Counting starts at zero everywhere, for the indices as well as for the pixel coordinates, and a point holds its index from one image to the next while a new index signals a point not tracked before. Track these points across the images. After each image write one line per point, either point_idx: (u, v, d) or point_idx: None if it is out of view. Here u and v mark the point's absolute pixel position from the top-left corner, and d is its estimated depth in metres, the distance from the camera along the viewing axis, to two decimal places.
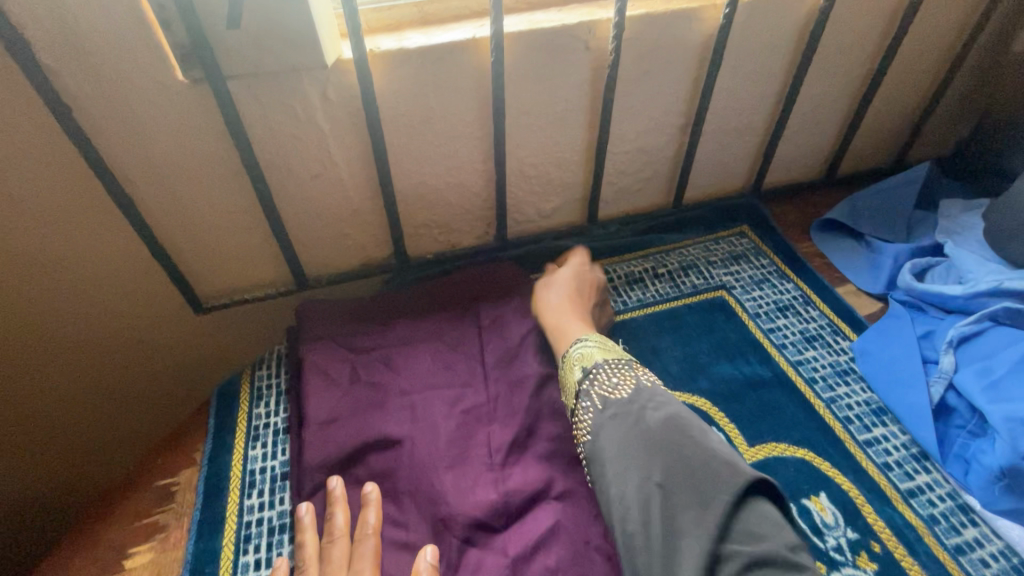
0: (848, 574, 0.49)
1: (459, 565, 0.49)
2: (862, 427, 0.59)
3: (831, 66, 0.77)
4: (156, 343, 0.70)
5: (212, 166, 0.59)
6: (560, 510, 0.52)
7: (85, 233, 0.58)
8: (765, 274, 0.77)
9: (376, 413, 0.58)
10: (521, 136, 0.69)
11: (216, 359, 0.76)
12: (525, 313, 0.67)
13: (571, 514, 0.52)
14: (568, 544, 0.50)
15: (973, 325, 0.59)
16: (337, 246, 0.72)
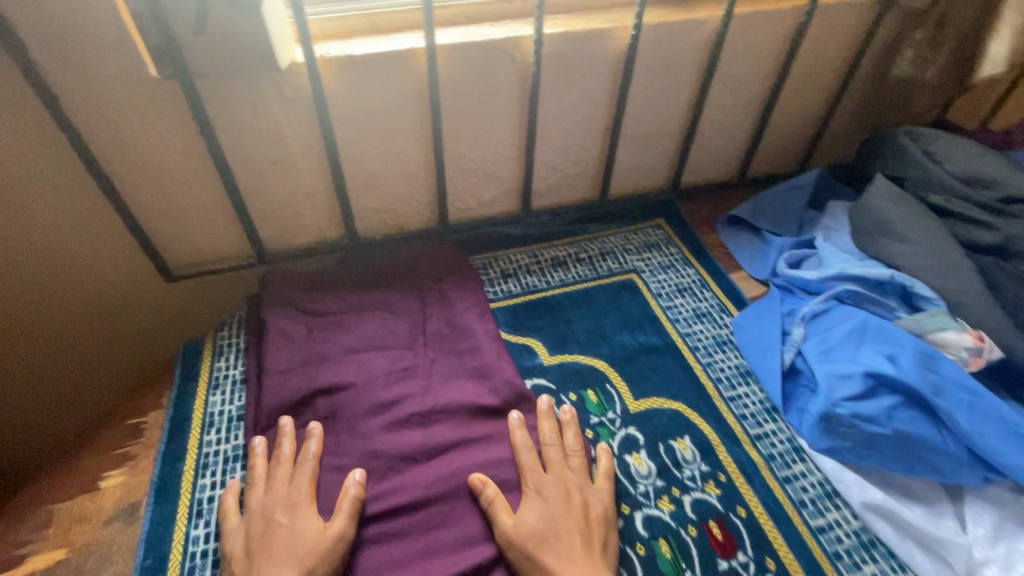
0: (695, 497, 0.60)
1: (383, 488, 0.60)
2: (728, 386, 0.71)
3: (733, 82, 0.88)
4: (112, 313, 0.78)
5: (182, 151, 0.68)
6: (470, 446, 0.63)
7: (69, 208, 0.67)
8: (672, 260, 0.89)
9: (321, 366, 0.68)
10: (459, 133, 0.80)
11: (170, 330, 0.85)
12: (455, 288, 0.78)
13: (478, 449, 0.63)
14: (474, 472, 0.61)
15: (821, 303, 0.71)
16: (295, 224, 0.82)
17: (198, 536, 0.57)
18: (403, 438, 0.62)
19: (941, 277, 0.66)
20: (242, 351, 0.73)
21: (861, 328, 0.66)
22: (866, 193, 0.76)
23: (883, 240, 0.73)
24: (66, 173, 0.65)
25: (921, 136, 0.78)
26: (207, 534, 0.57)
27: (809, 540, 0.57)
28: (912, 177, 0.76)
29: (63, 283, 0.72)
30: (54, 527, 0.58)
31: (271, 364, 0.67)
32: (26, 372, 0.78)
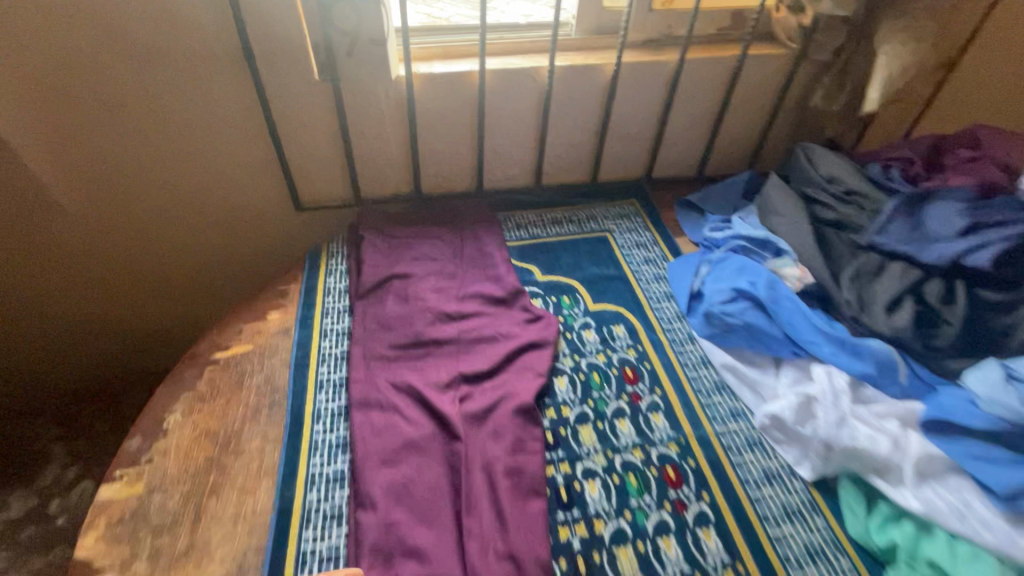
0: (620, 355, 0.98)
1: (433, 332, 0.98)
2: (656, 301, 1.09)
3: (689, 105, 1.26)
4: (251, 227, 1.23)
5: (323, 125, 1.10)
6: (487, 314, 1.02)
7: (251, 152, 1.10)
8: (636, 226, 1.27)
9: (398, 265, 1.08)
10: (495, 126, 1.20)
11: (284, 244, 1.28)
12: (484, 230, 1.19)
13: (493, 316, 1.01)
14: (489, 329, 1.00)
15: (722, 252, 1.07)
16: (382, 180, 1.23)
17: (327, 345, 0.96)
18: (447, 304, 1.01)
19: (796, 236, 1.02)
20: (346, 255, 1.14)
21: (742, 266, 1.02)
22: (766, 186, 1.14)
23: (770, 216, 1.10)
24: (257, 132, 1.08)
25: (810, 150, 1.15)
26: (331, 345, 0.96)
27: (685, 382, 0.94)
28: (798, 176, 1.13)
29: (223, 202, 1.17)
30: (245, 334, 0.98)
31: (369, 260, 1.08)
32: (196, 257, 1.25)
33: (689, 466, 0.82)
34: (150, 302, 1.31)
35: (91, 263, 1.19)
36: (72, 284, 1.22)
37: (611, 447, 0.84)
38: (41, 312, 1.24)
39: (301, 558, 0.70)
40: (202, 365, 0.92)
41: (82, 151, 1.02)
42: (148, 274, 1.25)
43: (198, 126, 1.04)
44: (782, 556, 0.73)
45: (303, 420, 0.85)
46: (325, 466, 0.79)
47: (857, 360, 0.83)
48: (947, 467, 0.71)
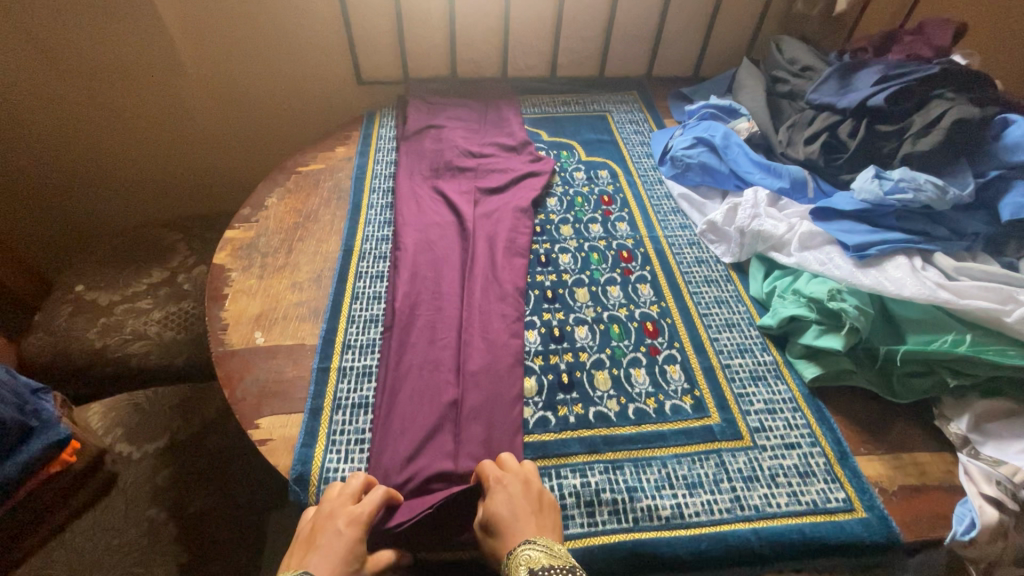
0: (602, 187, 1.26)
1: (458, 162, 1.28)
2: (638, 157, 1.35)
3: (685, 6, 1.49)
4: (310, 94, 1.55)
5: (383, 11, 1.41)
6: (501, 153, 1.31)
7: (326, 31, 1.43)
8: (632, 109, 1.53)
9: (434, 119, 1.38)
10: (519, 19, 1.46)
11: (333, 113, 1.61)
12: (507, 104, 1.47)
13: (506, 156, 1.31)
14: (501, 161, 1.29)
15: (695, 118, 1.32)
16: (426, 63, 1.53)
17: (381, 166, 1.29)
18: (470, 145, 1.31)
19: (753, 103, 1.26)
20: (394, 115, 1.46)
21: (705, 124, 1.27)
22: (740, 70, 1.37)
23: (738, 92, 1.33)
24: (332, 12, 1.39)
25: (780, 42, 1.37)
26: (383, 167, 1.29)
27: (649, 206, 1.21)
28: (767, 61, 1.35)
29: (295, 71, 1.50)
30: (320, 157, 1.32)
31: (413, 115, 1.38)
32: (266, 119, 1.59)
33: (639, 252, 1.10)
34: (226, 155, 1.65)
35: (191, 115, 1.53)
36: (175, 133, 1.56)
37: (583, 237, 1.13)
38: (150, 154, 1.59)
39: (359, 274, 1.03)
40: (289, 174, 1.26)
41: (204, 23, 1.36)
42: (230, 130, 1.60)
43: (288, 6, 1.36)
44: (696, 300, 1.02)
45: (360, 209, 1.17)
46: (376, 231, 1.12)
47: (780, 181, 1.08)
48: (824, 240, 0.97)
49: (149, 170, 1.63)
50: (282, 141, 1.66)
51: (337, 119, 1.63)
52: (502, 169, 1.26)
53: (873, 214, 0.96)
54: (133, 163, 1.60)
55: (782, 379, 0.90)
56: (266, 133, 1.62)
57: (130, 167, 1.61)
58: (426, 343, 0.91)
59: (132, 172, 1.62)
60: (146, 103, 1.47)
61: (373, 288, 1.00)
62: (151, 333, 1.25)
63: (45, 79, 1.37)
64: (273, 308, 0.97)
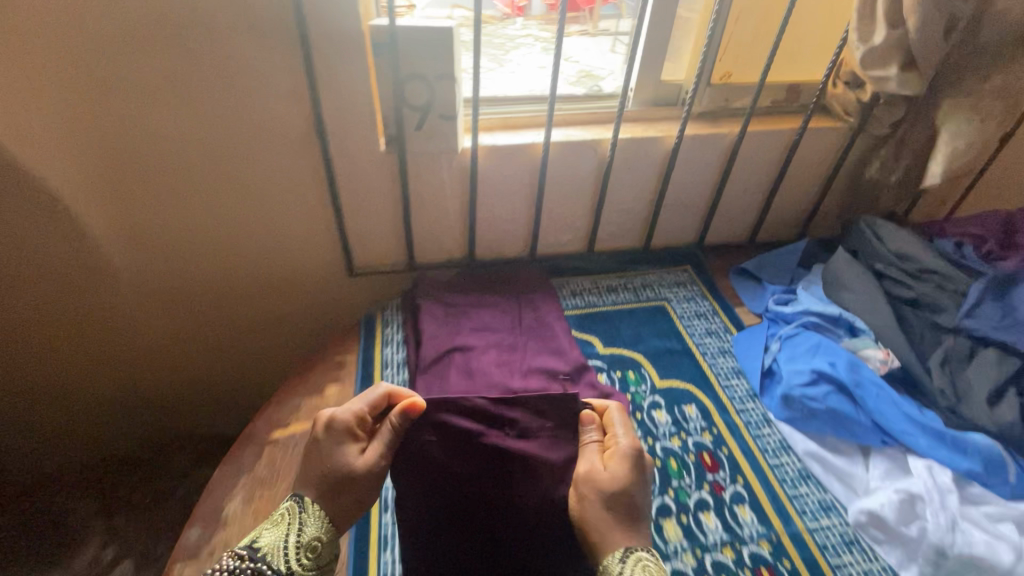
0: (696, 438, 0.94)
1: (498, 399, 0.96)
2: (725, 377, 1.05)
3: (746, 173, 1.26)
4: (286, 287, 1.21)
5: (384, 194, 1.10)
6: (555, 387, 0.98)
7: (310, 220, 1.11)
8: (693, 294, 1.25)
9: (457, 337, 1.06)
10: (553, 194, 1.19)
11: (316, 307, 1.26)
12: (546, 300, 1.18)
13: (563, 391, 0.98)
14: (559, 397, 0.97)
15: (793, 329, 1.05)
16: (436, 247, 1.22)
17: None
18: (491, 316, 1.12)
19: (873, 318, 0.99)
20: (400, 323, 1.14)
21: (817, 345, 0.99)
22: (832, 260, 1.12)
23: (839, 292, 1.07)
24: (319, 196, 1.08)
25: (876, 225, 1.14)
26: None
27: (767, 470, 0.89)
28: (863, 251, 1.11)
29: (268, 265, 1.16)
30: (303, 409, 0.95)
31: (427, 333, 1.05)
32: (240, 321, 1.25)
33: (785, 568, 0.78)
34: (190, 359, 1.30)
35: (140, 323, 1.18)
36: (123, 348, 1.20)
37: (699, 544, 0.80)
38: (83, 372, 1.20)
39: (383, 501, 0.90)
40: (260, 446, 0.89)
41: (143, 218, 1.02)
42: (206, 339, 1.27)
43: (259, 195, 1.04)
44: (802, 514, 0.84)
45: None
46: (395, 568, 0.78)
47: (946, 449, 0.83)
48: None
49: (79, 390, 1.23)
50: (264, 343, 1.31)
51: (321, 313, 1.28)
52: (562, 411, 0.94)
53: None
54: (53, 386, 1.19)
55: None
56: (244, 335, 1.28)
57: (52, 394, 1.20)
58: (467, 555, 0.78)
59: (59, 398, 1.22)
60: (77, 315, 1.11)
61: None
62: None
63: None
64: None
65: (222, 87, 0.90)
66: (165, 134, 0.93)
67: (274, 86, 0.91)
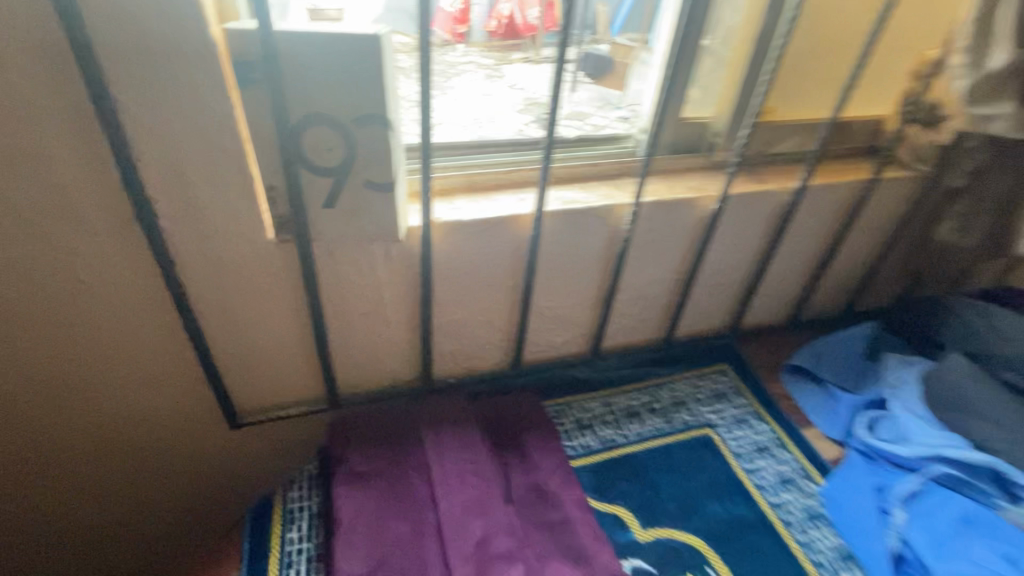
0: None
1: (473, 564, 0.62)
2: (832, 571, 0.68)
3: (798, 240, 0.92)
4: (119, 452, 0.73)
5: (279, 303, 0.67)
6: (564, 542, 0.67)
7: (150, 351, 0.66)
8: (743, 413, 0.89)
9: (395, 511, 0.66)
10: (546, 284, 0.80)
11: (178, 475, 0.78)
12: (546, 437, 0.79)
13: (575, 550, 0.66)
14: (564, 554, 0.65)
15: (917, 484, 0.71)
16: (373, 371, 0.80)
17: None
18: (415, 386, 0.83)
19: None
20: (315, 518, 0.68)
21: (968, 520, 0.66)
22: (940, 366, 0.81)
23: (965, 418, 0.76)
24: (161, 312, 0.63)
25: (984, 309, 0.84)
26: None
27: None
28: (978, 351, 0.82)
29: (116, 428, 0.71)
30: None
31: (341, 519, 0.64)
32: (103, 512, 0.78)
33: None
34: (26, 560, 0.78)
35: None
36: None
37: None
38: None
39: None
40: None
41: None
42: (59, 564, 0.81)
43: (38, 323, 0.59)
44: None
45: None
46: None
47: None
48: None
49: None
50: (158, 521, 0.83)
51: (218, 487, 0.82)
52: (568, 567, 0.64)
53: None
54: None
55: None
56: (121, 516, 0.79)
57: None
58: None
59: None
60: None
61: None
62: None
63: None
64: None
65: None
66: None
67: (24, 129, 0.48)
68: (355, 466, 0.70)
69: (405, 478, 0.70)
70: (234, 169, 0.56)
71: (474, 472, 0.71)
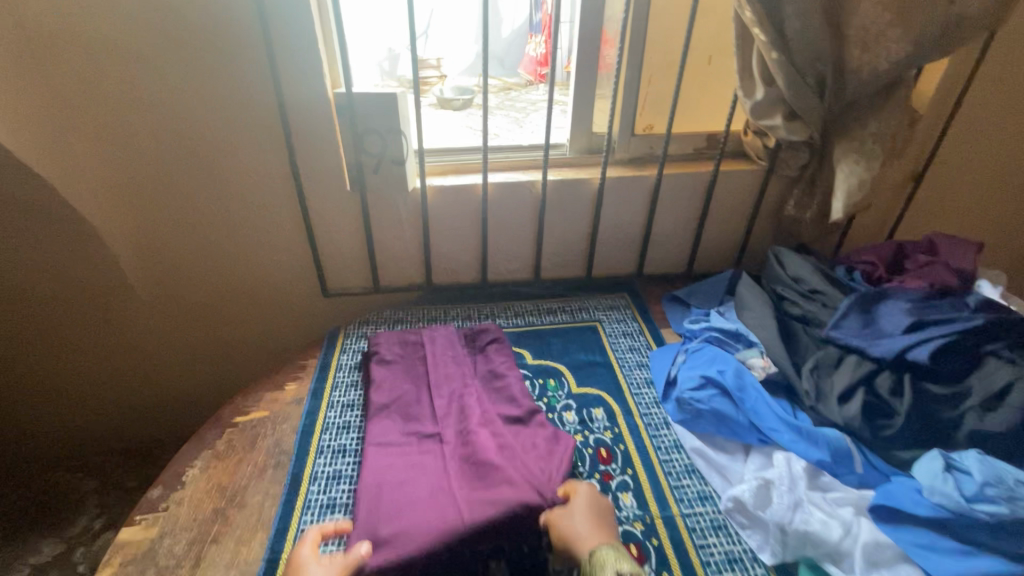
0: (597, 436, 1.05)
1: (447, 407, 1.05)
2: (636, 386, 1.16)
3: (670, 210, 1.43)
4: (269, 304, 1.40)
5: (351, 226, 1.31)
6: (506, 400, 1.08)
7: (290, 249, 1.33)
8: (625, 317, 1.38)
9: (407, 375, 1.12)
10: (498, 228, 1.39)
11: (289, 325, 1.44)
12: (503, 344, 1.21)
13: (511, 404, 1.06)
14: (504, 405, 1.07)
15: (697, 343, 1.17)
16: (399, 273, 1.41)
17: (333, 427, 1.05)
18: (424, 286, 1.44)
19: (761, 330, 1.10)
20: (360, 337, 1.29)
21: (713, 355, 1.10)
22: (739, 284, 1.25)
23: (740, 309, 1.19)
24: (297, 225, 1.29)
25: (777, 250, 1.27)
26: (338, 476, 0.96)
27: (656, 463, 0.99)
28: (765, 275, 1.24)
29: (271, 290, 1.38)
30: (265, 401, 1.12)
31: (376, 373, 1.12)
32: (254, 335, 1.44)
33: (652, 545, 0.86)
34: (212, 355, 1.45)
35: (175, 315, 1.37)
36: (157, 332, 1.40)
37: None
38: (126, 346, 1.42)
39: (326, 424, 1.07)
40: (223, 428, 1.05)
41: (153, 229, 1.25)
42: (224, 361, 1.48)
43: (249, 227, 1.28)
44: (697, 544, 0.86)
45: (289, 524, 0.88)
46: (320, 497, 0.92)
47: (803, 441, 0.89)
48: (896, 553, 0.74)
49: (120, 362, 1.44)
50: (276, 349, 1.48)
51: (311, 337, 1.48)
52: (504, 410, 1.05)
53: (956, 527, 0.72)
54: (105, 354, 1.42)
55: None
56: (260, 340, 1.45)
57: (96, 358, 1.43)
58: (399, 421, 1.03)
59: (106, 363, 1.44)
60: (125, 299, 1.34)
61: None
62: None
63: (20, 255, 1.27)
64: None
65: (218, 124, 1.15)
66: (168, 160, 1.17)
67: (256, 135, 1.17)
68: (387, 348, 1.18)
69: (415, 359, 1.16)
70: (334, 154, 1.21)
71: (458, 361, 1.15)
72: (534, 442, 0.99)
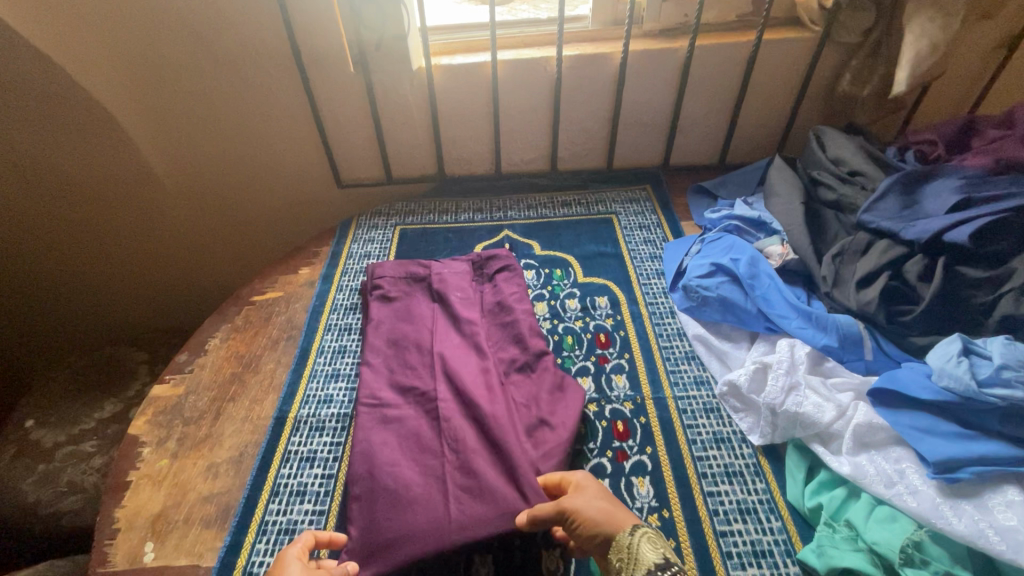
0: (598, 322, 1.03)
1: (449, 351, 0.94)
2: (645, 277, 1.12)
3: (702, 89, 1.28)
4: (286, 193, 1.43)
5: (358, 112, 1.28)
6: (515, 342, 0.96)
7: (300, 138, 1.32)
8: (643, 210, 1.31)
9: (408, 312, 1.02)
10: (510, 112, 1.30)
11: (306, 213, 1.48)
12: (515, 272, 1.10)
13: (520, 352, 0.94)
14: (511, 347, 0.96)
15: (714, 233, 1.09)
16: (411, 161, 1.38)
17: (333, 336, 1.04)
18: (437, 177, 1.42)
19: (785, 217, 1.01)
20: (372, 227, 1.30)
21: (728, 244, 1.03)
22: (770, 171, 1.13)
23: (767, 197, 1.09)
24: (304, 111, 1.27)
25: (820, 131, 1.12)
26: (327, 420, 0.90)
27: (655, 350, 0.97)
28: (801, 160, 1.12)
29: (286, 179, 1.40)
30: (280, 281, 1.17)
31: (375, 309, 1.02)
32: (273, 221, 1.50)
33: (639, 422, 0.86)
34: (238, 239, 1.54)
35: (200, 198, 1.43)
36: (185, 214, 1.47)
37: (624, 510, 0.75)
38: (158, 226, 1.50)
39: (335, 305, 1.11)
40: (241, 305, 1.11)
41: (164, 116, 1.26)
42: (248, 245, 1.56)
43: (256, 113, 1.26)
44: (710, 508, 0.75)
45: (260, 493, 0.80)
46: (326, 367, 0.98)
47: (811, 328, 0.84)
48: (888, 436, 0.72)
49: (153, 241, 1.54)
50: (295, 234, 1.54)
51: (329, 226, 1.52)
52: (509, 356, 0.94)
53: (959, 409, 0.69)
54: (139, 232, 1.51)
55: (793, 559, 0.69)
56: (278, 224, 1.51)
57: (132, 236, 1.52)
58: (395, 368, 0.93)
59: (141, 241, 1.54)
60: (152, 182, 1.40)
61: (299, 479, 0.82)
62: (87, 484, 1.17)
63: (43, 135, 1.29)
64: (177, 503, 0.79)
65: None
66: (166, 41, 1.14)
67: (251, 12, 1.11)
68: (387, 276, 1.07)
69: (417, 292, 1.06)
70: (333, 29, 1.14)
71: (465, 296, 1.04)
72: (542, 397, 0.87)
